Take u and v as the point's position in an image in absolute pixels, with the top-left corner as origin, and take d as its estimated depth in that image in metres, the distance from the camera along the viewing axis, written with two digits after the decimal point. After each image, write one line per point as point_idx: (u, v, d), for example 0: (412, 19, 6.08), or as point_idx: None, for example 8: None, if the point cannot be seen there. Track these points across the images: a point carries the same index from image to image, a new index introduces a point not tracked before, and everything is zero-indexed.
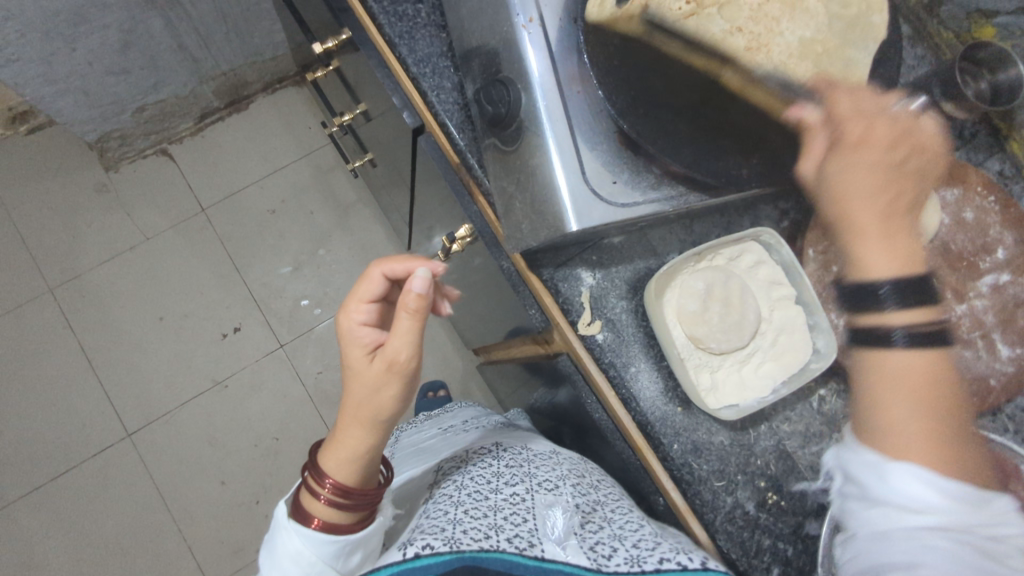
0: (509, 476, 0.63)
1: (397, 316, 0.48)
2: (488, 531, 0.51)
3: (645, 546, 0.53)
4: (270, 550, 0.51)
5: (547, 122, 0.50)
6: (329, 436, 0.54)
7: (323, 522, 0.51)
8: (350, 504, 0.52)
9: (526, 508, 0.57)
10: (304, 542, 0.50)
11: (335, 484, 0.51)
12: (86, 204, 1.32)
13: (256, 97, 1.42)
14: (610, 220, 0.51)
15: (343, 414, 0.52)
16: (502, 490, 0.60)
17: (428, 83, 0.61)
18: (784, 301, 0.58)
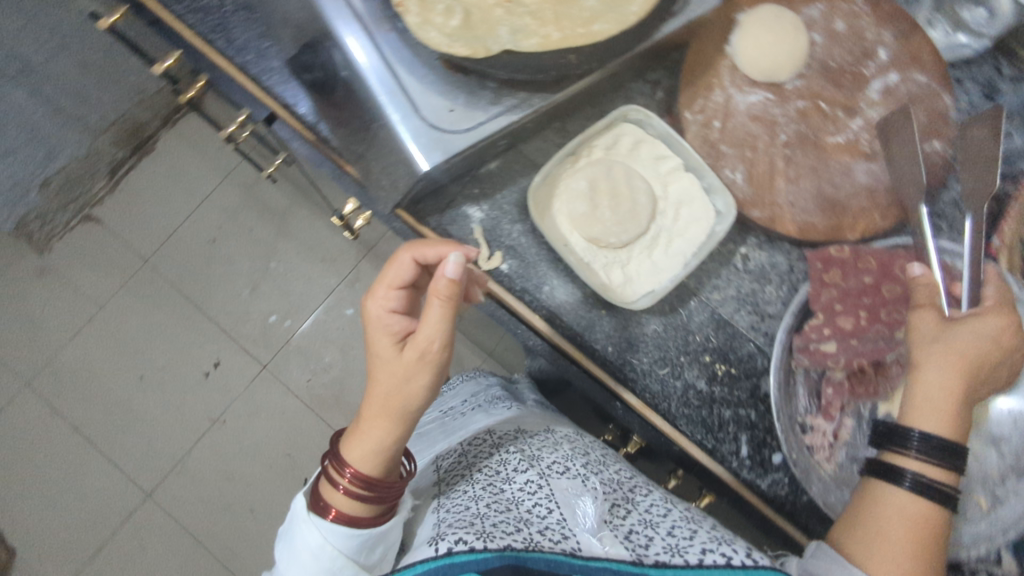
0: (515, 463, 0.57)
1: (430, 303, 0.47)
2: (517, 524, 0.46)
3: (680, 532, 0.47)
4: (286, 542, 0.48)
5: (367, 69, 0.48)
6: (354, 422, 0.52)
7: (342, 514, 0.49)
8: (373, 498, 0.50)
9: (546, 496, 0.51)
10: (324, 535, 0.47)
11: (357, 474, 0.49)
12: (31, 292, 1.31)
13: (160, 135, 1.37)
14: (458, 150, 0.49)
15: (369, 402, 0.50)
16: (515, 479, 0.55)
17: (257, 69, 0.58)
18: (676, 173, 0.56)
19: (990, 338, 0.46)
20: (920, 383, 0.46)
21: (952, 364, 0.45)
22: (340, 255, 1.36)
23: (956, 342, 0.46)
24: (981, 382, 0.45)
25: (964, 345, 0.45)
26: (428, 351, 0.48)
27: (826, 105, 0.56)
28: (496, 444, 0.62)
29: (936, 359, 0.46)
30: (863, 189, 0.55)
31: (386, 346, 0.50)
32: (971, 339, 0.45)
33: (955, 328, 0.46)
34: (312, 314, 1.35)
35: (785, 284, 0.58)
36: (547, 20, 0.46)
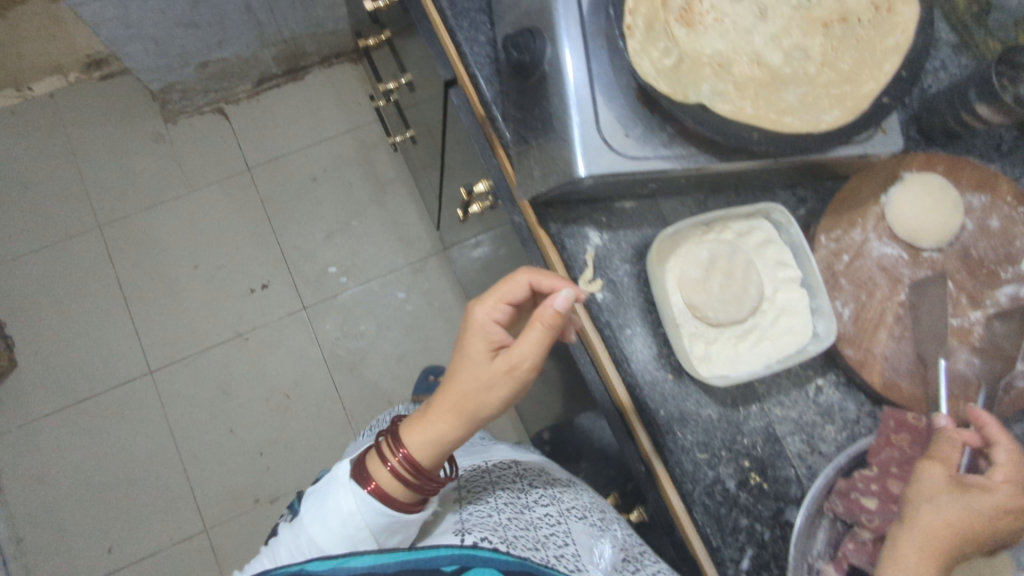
0: (536, 496, 0.66)
1: (532, 326, 0.53)
2: (535, 544, 0.56)
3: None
4: (324, 500, 0.55)
5: (570, 70, 0.52)
6: (422, 410, 0.58)
7: (379, 488, 0.55)
8: (414, 484, 0.56)
9: (564, 530, 0.61)
10: (358, 504, 0.55)
11: (407, 457, 0.55)
12: (142, 151, 1.39)
13: (313, 69, 1.47)
14: (617, 170, 0.51)
15: (444, 399, 0.56)
16: (535, 508, 0.63)
17: (463, 35, 0.63)
18: (790, 283, 0.57)
19: (979, 514, 0.45)
20: (897, 546, 0.46)
21: (932, 534, 0.45)
22: (417, 242, 1.39)
23: (943, 512, 0.45)
24: (961, 550, 0.45)
25: (950, 518, 0.45)
26: (518, 368, 0.54)
27: (951, 286, 0.57)
28: (518, 475, 0.69)
29: (919, 524, 0.46)
30: (958, 377, 0.55)
31: (477, 353, 0.56)
32: (958, 511, 0.45)
33: (953, 498, 0.45)
34: (366, 281, 1.36)
35: (846, 430, 0.57)
36: (746, 93, 0.49)
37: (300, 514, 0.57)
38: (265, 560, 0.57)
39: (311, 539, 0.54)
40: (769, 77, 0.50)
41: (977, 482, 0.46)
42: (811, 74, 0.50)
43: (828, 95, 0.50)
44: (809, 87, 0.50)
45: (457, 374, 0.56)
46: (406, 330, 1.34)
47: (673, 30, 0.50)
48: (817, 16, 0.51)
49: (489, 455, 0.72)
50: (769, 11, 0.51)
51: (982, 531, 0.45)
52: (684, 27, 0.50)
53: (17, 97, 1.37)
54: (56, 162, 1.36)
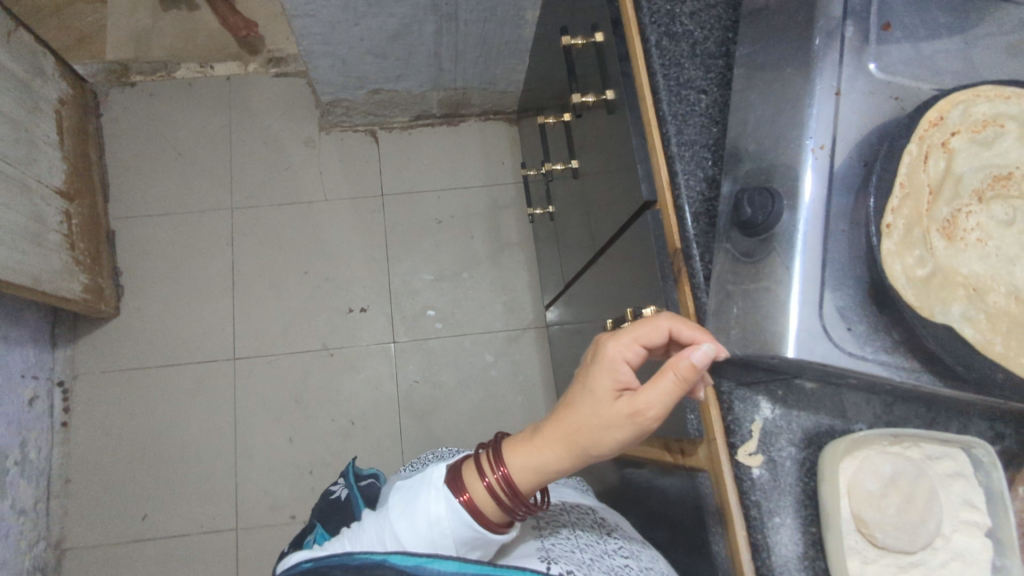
0: (615, 546, 0.66)
1: (665, 373, 0.51)
2: None
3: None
4: (415, 498, 0.58)
5: (803, 245, 0.50)
6: (529, 433, 0.60)
7: (471, 501, 0.56)
8: (504, 506, 0.57)
9: None
10: (447, 512, 0.56)
11: (505, 475, 0.57)
12: (293, 150, 1.44)
13: (469, 119, 1.50)
14: (830, 362, 0.48)
15: (556, 431, 0.57)
16: (615, 556, 0.63)
17: (682, 166, 0.62)
18: (972, 528, 0.51)
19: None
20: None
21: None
22: (519, 311, 1.37)
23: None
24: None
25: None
26: (640, 416, 0.53)
27: None
28: (598, 523, 0.70)
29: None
30: None
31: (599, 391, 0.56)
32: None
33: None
34: (460, 334, 1.35)
35: None
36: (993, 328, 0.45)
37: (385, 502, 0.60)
38: (345, 537, 0.60)
39: (394, 534, 0.56)
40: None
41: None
42: None
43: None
44: None
45: (573, 408, 0.56)
46: (483, 394, 1.31)
47: (934, 242, 0.48)
48: None
49: (572, 501, 0.75)
50: None
51: None
52: (944, 241, 0.48)
53: (197, 72, 1.45)
54: (213, 138, 1.43)
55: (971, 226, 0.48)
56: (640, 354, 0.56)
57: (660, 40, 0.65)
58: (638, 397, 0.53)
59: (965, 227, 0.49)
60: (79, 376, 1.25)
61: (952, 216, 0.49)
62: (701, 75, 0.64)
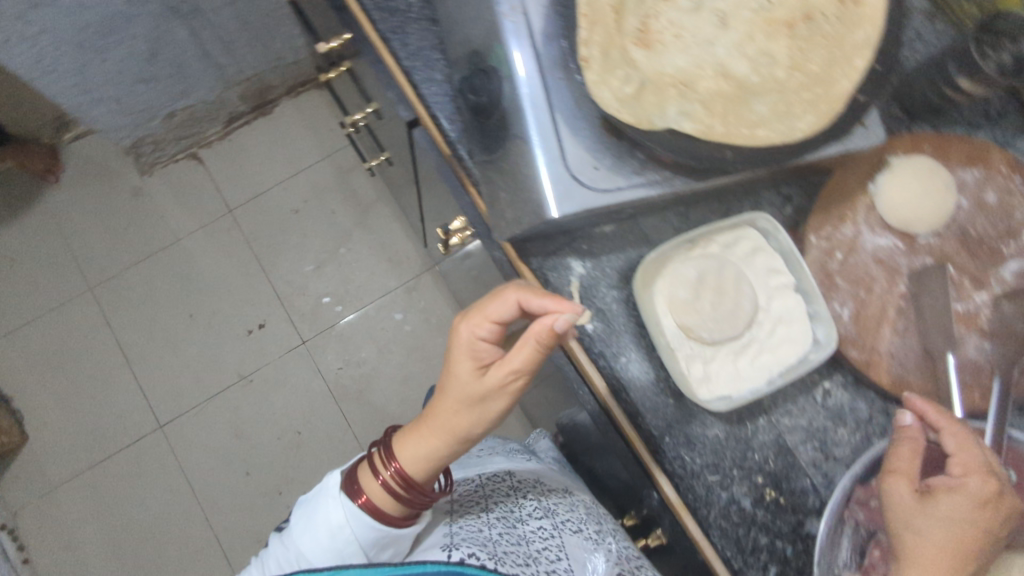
0: (530, 508, 0.64)
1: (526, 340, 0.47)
2: (525, 560, 0.54)
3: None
4: (313, 511, 0.53)
5: (530, 109, 0.49)
6: (414, 423, 0.55)
7: (371, 502, 0.52)
8: (405, 498, 0.53)
9: (557, 545, 0.59)
10: (347, 518, 0.52)
11: (400, 470, 0.52)
12: (123, 206, 1.37)
13: (281, 101, 1.44)
14: (589, 205, 0.50)
15: (436, 417, 0.52)
16: (528, 522, 0.61)
17: (420, 76, 0.61)
18: (783, 290, 0.55)
19: (965, 524, 0.43)
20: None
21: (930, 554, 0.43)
22: (407, 261, 1.37)
23: (928, 534, 0.43)
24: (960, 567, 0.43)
25: (941, 538, 0.43)
26: (510, 384, 0.49)
27: (953, 270, 0.55)
28: (512, 486, 0.67)
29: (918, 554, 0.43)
30: (968, 363, 0.53)
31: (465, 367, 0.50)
32: (947, 528, 0.43)
33: (931, 510, 0.44)
34: (362, 307, 1.35)
35: (859, 432, 0.55)
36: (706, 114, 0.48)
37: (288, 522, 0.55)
38: (254, 571, 0.55)
39: (300, 551, 0.51)
40: (737, 94, 0.49)
41: (942, 485, 0.45)
42: (784, 79, 0.49)
43: (800, 105, 0.48)
44: (779, 94, 0.48)
45: (447, 391, 0.51)
46: (408, 351, 1.33)
47: (634, 55, 0.49)
48: (778, 19, 0.50)
49: (487, 467, 0.70)
50: (730, 19, 0.50)
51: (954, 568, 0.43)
52: (644, 50, 0.50)
53: None
54: (36, 229, 1.35)
55: (664, 25, 0.50)
56: (495, 330, 0.50)
57: None
58: (506, 367, 0.49)
59: (658, 28, 0.50)
60: (18, 511, 1.21)
61: (643, 23, 0.50)
62: None
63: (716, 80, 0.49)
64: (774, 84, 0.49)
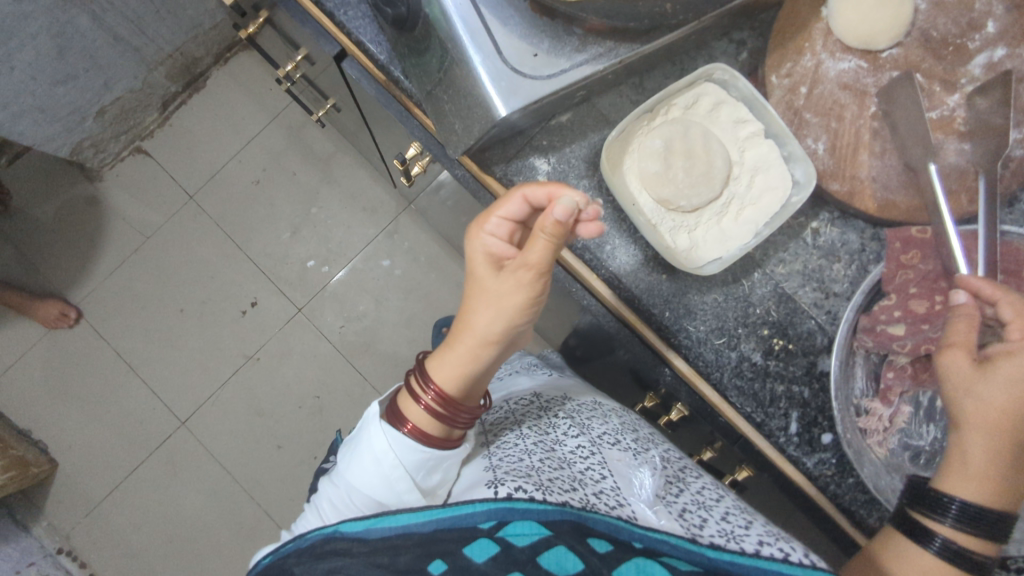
0: (564, 428, 0.62)
1: (534, 235, 0.46)
2: (573, 483, 0.50)
3: (735, 521, 0.51)
4: (358, 442, 0.52)
5: (452, 5, 0.46)
6: (445, 343, 0.54)
7: (416, 428, 0.51)
8: (448, 418, 0.52)
9: (599, 463, 0.56)
10: (392, 444, 0.50)
11: (439, 392, 0.51)
12: (81, 218, 1.33)
13: (212, 72, 1.36)
14: (537, 96, 0.48)
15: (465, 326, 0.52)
16: (566, 442, 0.59)
17: (332, 2, 0.57)
18: (754, 139, 0.53)
19: None
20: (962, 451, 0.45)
21: (991, 420, 0.44)
22: (381, 206, 1.34)
23: (991, 399, 0.44)
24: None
25: (1004, 400, 0.43)
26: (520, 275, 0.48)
27: (921, 78, 0.53)
28: (542, 407, 0.66)
29: (981, 422, 0.44)
30: (951, 170, 0.52)
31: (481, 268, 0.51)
32: (1009, 391, 0.43)
33: (991, 377, 0.44)
34: (348, 262, 1.33)
35: (855, 263, 0.55)
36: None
37: (335, 466, 0.54)
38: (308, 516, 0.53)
39: (352, 487, 0.50)
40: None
41: (1000, 351, 0.44)
42: None
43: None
44: None
45: (473, 298, 0.51)
46: (404, 295, 1.32)
47: None
48: None
49: (511, 394, 0.71)
50: None
51: (1016, 417, 0.43)
52: None
53: None
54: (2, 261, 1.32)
55: None
56: (505, 227, 0.51)
57: None
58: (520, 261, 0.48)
59: None
60: (70, 532, 1.25)
61: None
62: None
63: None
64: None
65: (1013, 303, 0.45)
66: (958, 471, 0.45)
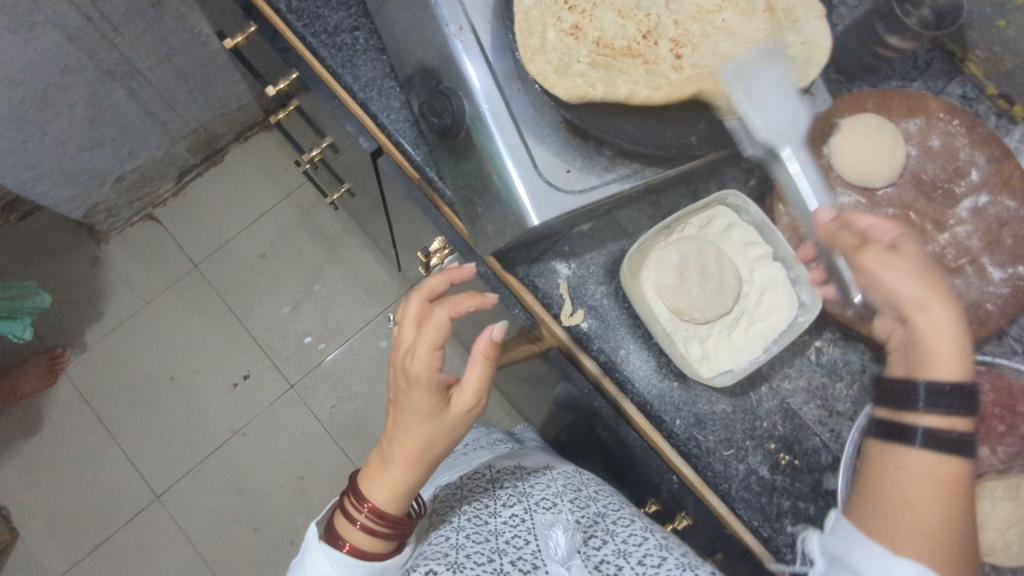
0: (505, 498, 0.63)
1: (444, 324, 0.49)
2: (490, 555, 0.52)
3: (651, 561, 0.51)
4: (299, 569, 0.51)
5: (493, 123, 0.51)
6: (378, 456, 0.52)
7: (355, 546, 0.50)
8: (386, 533, 0.51)
9: (526, 528, 0.57)
10: (335, 566, 0.49)
11: (373, 510, 0.50)
12: (82, 279, 1.33)
13: (230, 148, 1.41)
14: (568, 208, 0.52)
15: (396, 440, 0.50)
16: (501, 512, 0.60)
17: (377, 106, 0.61)
18: (762, 259, 0.57)
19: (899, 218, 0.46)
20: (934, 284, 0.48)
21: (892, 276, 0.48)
22: (383, 288, 1.37)
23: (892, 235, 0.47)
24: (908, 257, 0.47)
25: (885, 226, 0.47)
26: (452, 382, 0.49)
27: (914, 216, 0.58)
28: (491, 480, 0.68)
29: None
30: None
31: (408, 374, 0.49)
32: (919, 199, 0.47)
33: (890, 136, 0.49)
34: (345, 341, 1.34)
35: (855, 384, 0.57)
36: (654, 99, 0.50)
37: None
38: None
39: None
40: (677, 67, 0.51)
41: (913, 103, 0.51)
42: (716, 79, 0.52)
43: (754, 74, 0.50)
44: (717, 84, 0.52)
45: (403, 414, 0.49)
46: None
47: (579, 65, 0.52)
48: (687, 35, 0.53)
49: (467, 467, 0.73)
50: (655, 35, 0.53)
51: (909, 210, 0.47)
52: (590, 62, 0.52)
53: None
54: None
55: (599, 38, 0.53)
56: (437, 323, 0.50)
57: (290, 2, 0.62)
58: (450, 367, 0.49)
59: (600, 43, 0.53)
60: None
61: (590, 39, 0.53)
62: (344, 15, 0.63)
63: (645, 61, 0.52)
64: (696, 49, 0.52)
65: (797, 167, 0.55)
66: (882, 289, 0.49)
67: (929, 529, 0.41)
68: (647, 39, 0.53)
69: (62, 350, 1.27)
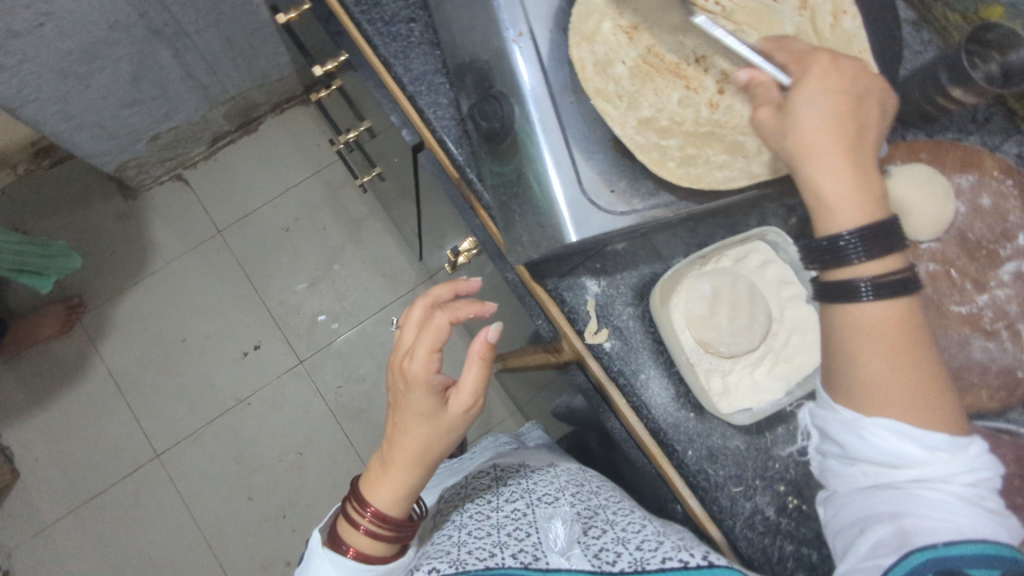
0: (508, 494, 0.63)
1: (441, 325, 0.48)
2: (492, 550, 0.52)
3: (647, 546, 0.50)
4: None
5: (542, 133, 0.50)
6: (378, 460, 0.52)
7: (359, 551, 0.50)
8: (391, 535, 0.51)
9: (527, 522, 0.57)
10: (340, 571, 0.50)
11: (376, 514, 0.50)
12: (107, 232, 1.34)
13: (266, 119, 1.42)
14: (608, 229, 0.51)
15: (392, 443, 0.49)
16: (503, 507, 0.60)
17: (424, 101, 0.61)
18: (795, 300, 0.55)
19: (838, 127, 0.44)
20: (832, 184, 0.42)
21: (824, 145, 0.42)
22: (402, 275, 1.37)
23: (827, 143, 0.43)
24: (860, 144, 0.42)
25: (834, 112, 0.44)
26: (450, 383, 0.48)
27: (955, 273, 0.57)
28: (497, 476, 0.68)
29: (816, 163, 0.42)
30: (976, 364, 0.55)
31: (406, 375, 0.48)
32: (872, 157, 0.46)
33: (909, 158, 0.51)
34: (358, 323, 1.34)
35: None
36: (673, 131, 0.54)
37: None
38: None
39: None
40: (713, 104, 0.55)
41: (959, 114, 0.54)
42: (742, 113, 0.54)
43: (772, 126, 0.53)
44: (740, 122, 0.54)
45: (402, 416, 0.49)
46: None
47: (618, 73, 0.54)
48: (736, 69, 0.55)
49: (470, 470, 0.73)
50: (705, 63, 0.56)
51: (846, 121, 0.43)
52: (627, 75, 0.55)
53: None
54: None
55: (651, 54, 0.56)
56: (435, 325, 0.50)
57: None
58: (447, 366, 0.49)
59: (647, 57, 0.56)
60: (14, 550, 1.19)
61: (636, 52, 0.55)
62: (401, 6, 0.62)
63: (686, 85, 0.56)
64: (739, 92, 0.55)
65: (825, 69, 0.43)
66: (854, 357, 0.42)
67: (903, 396, 0.40)
68: (699, 63, 0.56)
69: (79, 300, 1.28)
